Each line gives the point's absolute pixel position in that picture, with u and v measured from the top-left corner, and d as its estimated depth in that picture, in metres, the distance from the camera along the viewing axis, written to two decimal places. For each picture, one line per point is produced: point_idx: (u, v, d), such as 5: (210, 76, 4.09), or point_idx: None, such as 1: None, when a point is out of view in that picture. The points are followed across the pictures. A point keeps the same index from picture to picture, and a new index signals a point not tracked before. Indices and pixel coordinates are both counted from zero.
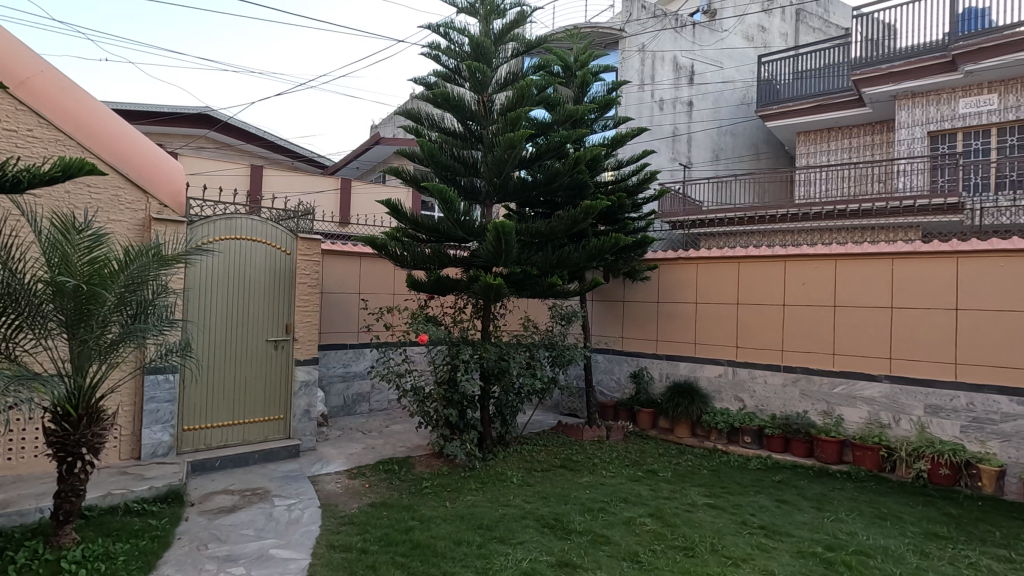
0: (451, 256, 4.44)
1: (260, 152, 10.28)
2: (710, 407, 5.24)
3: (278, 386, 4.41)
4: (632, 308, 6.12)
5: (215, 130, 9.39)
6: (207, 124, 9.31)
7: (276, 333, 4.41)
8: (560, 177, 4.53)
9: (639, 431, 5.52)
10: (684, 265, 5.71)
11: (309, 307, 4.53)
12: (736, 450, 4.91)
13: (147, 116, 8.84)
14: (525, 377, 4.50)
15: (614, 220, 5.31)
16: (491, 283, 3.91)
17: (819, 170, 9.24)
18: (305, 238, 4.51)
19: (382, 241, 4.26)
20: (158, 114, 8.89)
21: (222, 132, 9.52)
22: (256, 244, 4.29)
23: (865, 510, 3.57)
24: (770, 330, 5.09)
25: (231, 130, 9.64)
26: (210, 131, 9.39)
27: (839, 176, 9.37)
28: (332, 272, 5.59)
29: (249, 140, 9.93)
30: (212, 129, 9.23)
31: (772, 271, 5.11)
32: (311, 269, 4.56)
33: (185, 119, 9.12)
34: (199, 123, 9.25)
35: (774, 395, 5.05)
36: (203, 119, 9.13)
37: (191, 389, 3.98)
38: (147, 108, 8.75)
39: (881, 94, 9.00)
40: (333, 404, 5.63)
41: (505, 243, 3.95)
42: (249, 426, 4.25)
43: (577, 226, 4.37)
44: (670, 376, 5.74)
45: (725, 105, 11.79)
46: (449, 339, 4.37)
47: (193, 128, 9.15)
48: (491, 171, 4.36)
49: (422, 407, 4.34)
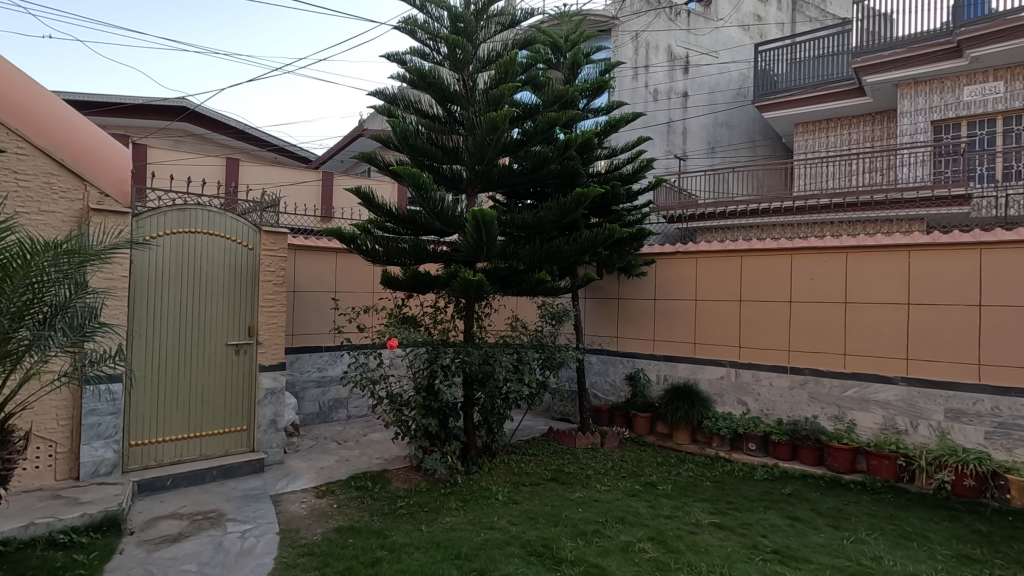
0: (430, 251, 4.05)
1: (227, 145, 9.70)
2: (711, 411, 4.90)
3: (239, 395, 4.01)
4: (628, 306, 5.76)
5: (177, 120, 8.84)
6: (169, 114, 8.78)
7: (237, 337, 4.01)
8: (549, 163, 4.14)
9: (635, 438, 5.17)
10: (683, 260, 5.35)
11: (274, 307, 4.14)
12: (739, 458, 4.58)
13: (103, 108, 8.36)
14: (512, 381, 4.12)
15: (606, 211, 4.92)
16: (472, 279, 3.52)
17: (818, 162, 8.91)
18: (270, 232, 4.10)
19: (351, 233, 3.86)
20: (114, 105, 8.41)
21: (187, 122, 8.97)
22: (213, 238, 3.88)
23: (886, 529, 3.23)
24: (775, 329, 4.75)
25: (197, 118, 9.09)
26: (174, 122, 8.86)
27: (840, 167, 9.03)
28: (305, 270, 5.19)
29: (217, 128, 9.32)
30: (175, 119, 8.68)
31: (778, 265, 4.76)
32: (276, 265, 4.16)
33: (144, 110, 8.59)
34: (161, 115, 8.73)
35: (780, 399, 4.70)
36: (164, 108, 8.60)
37: (139, 399, 3.58)
38: (102, 97, 8.28)
39: (883, 82, 8.69)
40: (307, 412, 5.23)
41: (486, 235, 3.56)
42: (206, 439, 3.85)
43: (569, 216, 3.98)
44: (668, 378, 5.39)
45: (721, 95, 11.44)
46: (428, 341, 3.99)
47: (154, 118, 8.60)
48: (473, 156, 3.97)
49: (399, 416, 3.96)
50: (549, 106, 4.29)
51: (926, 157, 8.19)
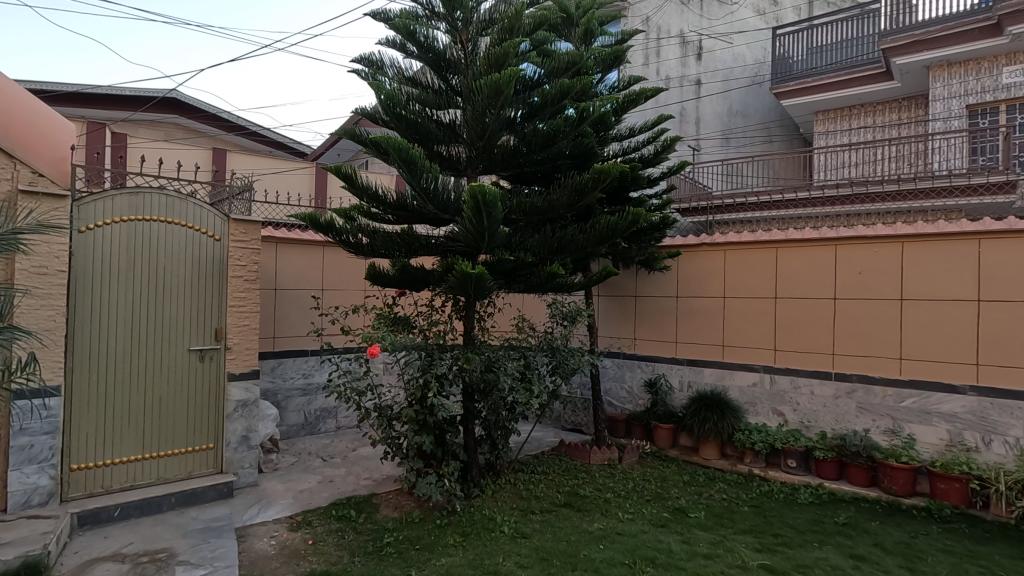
0: (424, 241, 3.51)
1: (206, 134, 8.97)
2: (742, 422, 4.36)
3: (205, 408, 3.47)
4: (646, 305, 5.21)
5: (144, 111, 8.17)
6: (135, 104, 8.11)
7: (202, 342, 3.47)
8: (561, 140, 3.59)
9: (656, 451, 4.64)
10: (709, 253, 4.80)
11: (245, 307, 3.61)
12: (777, 476, 4.05)
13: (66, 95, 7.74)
14: (518, 391, 3.58)
15: (623, 198, 4.34)
16: (471, 272, 2.92)
17: (841, 150, 8.30)
18: (239, 220, 3.59)
19: (329, 221, 3.30)
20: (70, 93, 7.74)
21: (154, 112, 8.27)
22: (172, 227, 3.35)
23: (974, 573, 2.67)
24: (817, 330, 4.18)
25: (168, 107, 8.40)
26: (138, 113, 8.11)
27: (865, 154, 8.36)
28: (288, 266, 4.70)
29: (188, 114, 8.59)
30: (140, 110, 7.97)
31: (819, 257, 4.19)
32: (246, 259, 3.62)
33: (105, 99, 7.90)
34: (125, 106, 8.03)
35: (823, 409, 4.14)
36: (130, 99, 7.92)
37: (83, 415, 3.04)
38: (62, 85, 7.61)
39: (913, 64, 8.05)
40: (291, 423, 4.72)
41: (488, 220, 2.97)
42: (165, 460, 3.31)
43: (585, 200, 3.42)
44: (692, 385, 4.84)
45: (735, 86, 10.72)
46: (422, 345, 3.44)
47: (117, 109, 7.91)
48: (472, 131, 3.42)
49: (388, 432, 3.41)
50: (560, 74, 3.73)
51: (962, 143, 7.58)
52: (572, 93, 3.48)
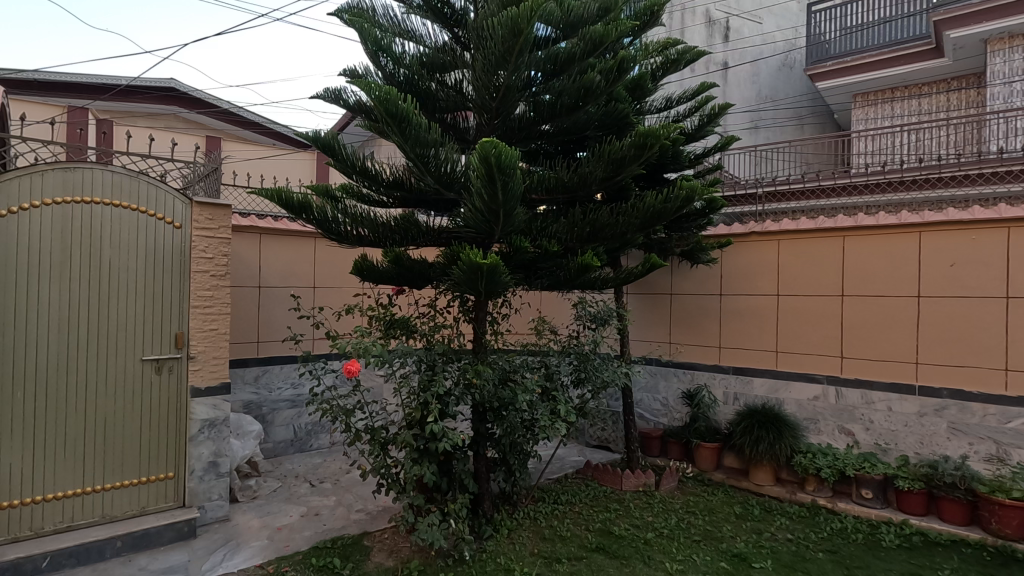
0: (424, 227, 2.89)
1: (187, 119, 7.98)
2: (802, 442, 3.68)
3: (162, 430, 2.88)
4: (682, 305, 4.56)
5: (102, 100, 7.15)
6: (92, 93, 7.09)
7: (159, 350, 2.88)
8: (590, 102, 2.94)
9: (698, 476, 3.99)
10: (760, 243, 4.13)
11: (211, 307, 3.04)
12: (850, 509, 3.37)
13: (16, 84, 6.74)
14: (540, 409, 2.94)
15: (658, 177, 3.69)
16: (482, 262, 2.20)
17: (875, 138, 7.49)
18: (204, 204, 3.01)
19: (302, 200, 2.60)
20: (22, 80, 6.73)
21: (116, 101, 7.27)
22: (119, 211, 2.76)
23: None
24: (895, 334, 3.49)
25: (126, 95, 7.34)
26: (104, 102, 7.14)
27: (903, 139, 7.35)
28: (273, 260, 4.16)
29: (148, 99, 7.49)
30: (97, 101, 6.96)
31: (897, 245, 3.51)
32: (214, 250, 3.05)
33: (54, 87, 6.86)
34: (81, 94, 7.03)
35: (903, 429, 3.45)
36: (86, 89, 6.91)
37: (3, 442, 2.45)
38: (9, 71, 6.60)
39: (968, 38, 7.01)
40: (278, 439, 4.15)
41: (501, 194, 2.24)
42: (113, 493, 2.72)
43: (623, 174, 2.75)
44: (739, 398, 4.19)
45: (765, 69, 9.90)
46: (424, 354, 2.82)
47: (69, 98, 6.85)
48: (482, 90, 2.77)
49: (382, 461, 2.79)
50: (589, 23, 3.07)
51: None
52: (607, 42, 2.81)
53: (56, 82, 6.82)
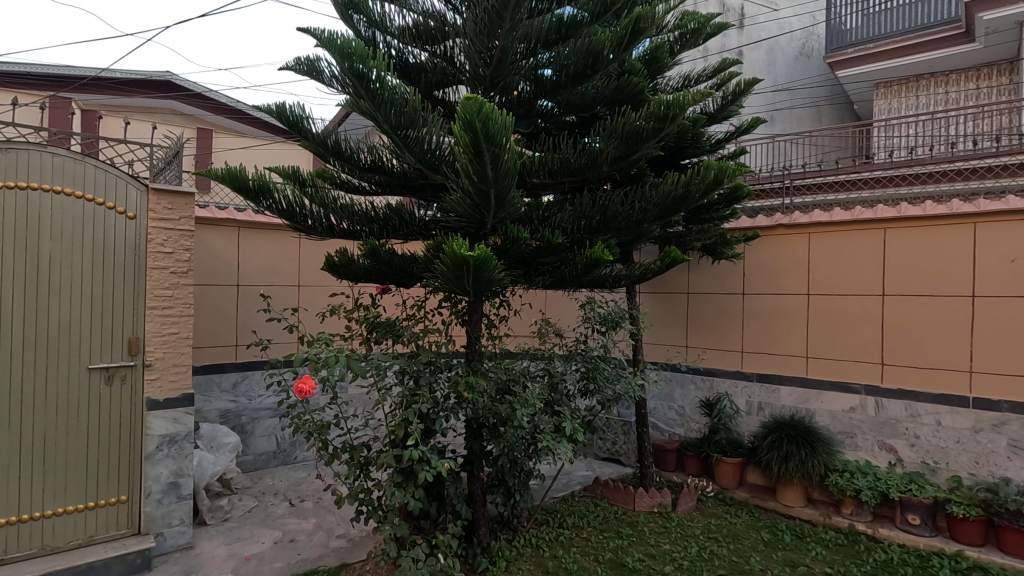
0: (411, 217, 2.53)
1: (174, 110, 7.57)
2: (838, 459, 3.29)
3: (113, 448, 2.54)
4: (700, 305, 4.18)
5: (67, 92, 6.66)
6: (56, 85, 6.60)
7: (109, 357, 2.54)
8: (599, 73, 2.55)
9: (719, 494, 3.60)
10: (789, 238, 3.74)
11: (171, 309, 2.69)
12: (895, 537, 2.98)
13: None
14: (542, 425, 2.56)
15: (677, 161, 3.34)
16: (471, 255, 1.82)
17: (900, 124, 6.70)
18: (163, 192, 2.67)
19: (261, 182, 2.23)
20: None
21: (83, 93, 6.78)
22: (61, 198, 2.42)
23: None
24: (946, 339, 3.08)
25: (93, 87, 6.85)
26: (86, 93, 6.78)
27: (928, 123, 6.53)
28: (253, 255, 3.85)
29: (117, 91, 7.01)
30: (61, 92, 6.47)
31: (948, 238, 3.10)
32: (175, 244, 2.71)
33: (12, 79, 6.34)
34: (42, 86, 6.51)
35: (954, 447, 3.04)
36: (49, 79, 6.41)
37: None
38: None
39: (1004, 21, 6.28)
40: (259, 451, 3.81)
41: (493, 171, 1.86)
42: (54, 520, 2.38)
43: (639, 154, 2.36)
44: (764, 408, 3.81)
45: (781, 58, 9.40)
46: (408, 363, 2.44)
47: (36, 89, 6.40)
48: (475, 57, 2.38)
49: (362, 484, 2.43)
50: None
51: None
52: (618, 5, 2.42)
53: (15, 73, 6.30)
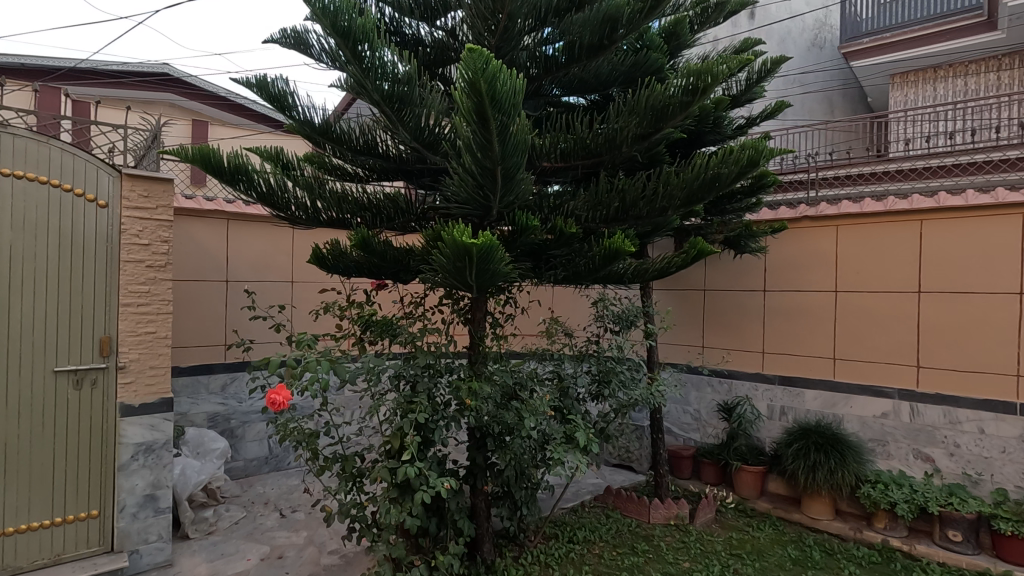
0: (408, 205, 2.30)
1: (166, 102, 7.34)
2: (870, 469, 3.05)
3: (82, 458, 2.32)
4: (718, 303, 3.94)
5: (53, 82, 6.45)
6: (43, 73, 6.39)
7: (79, 358, 2.32)
8: (615, 46, 2.31)
9: (740, 505, 3.37)
10: (814, 231, 3.50)
11: (146, 307, 2.46)
12: (935, 555, 2.74)
13: None
14: (552, 433, 2.33)
15: (694, 145, 3.09)
16: (473, 244, 1.58)
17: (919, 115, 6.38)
18: (137, 177, 2.44)
19: (239, 164, 2.01)
20: None
21: (72, 83, 6.58)
22: (24, 183, 2.20)
23: None
24: (991, 339, 2.82)
25: (80, 77, 6.63)
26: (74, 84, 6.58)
27: (949, 113, 6.19)
28: (244, 249, 3.64)
29: (105, 82, 6.78)
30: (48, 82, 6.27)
31: (993, 230, 2.84)
32: (150, 235, 2.48)
33: None
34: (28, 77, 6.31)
35: (999, 457, 2.79)
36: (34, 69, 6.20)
37: None
38: None
39: None
40: (250, 457, 3.60)
41: (498, 147, 1.63)
42: (17, 537, 2.16)
43: (662, 133, 2.13)
44: (787, 412, 3.56)
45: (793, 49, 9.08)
46: (405, 367, 2.22)
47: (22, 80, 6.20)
48: (481, 28, 2.15)
49: (355, 499, 2.20)
50: None
51: None
52: None
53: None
